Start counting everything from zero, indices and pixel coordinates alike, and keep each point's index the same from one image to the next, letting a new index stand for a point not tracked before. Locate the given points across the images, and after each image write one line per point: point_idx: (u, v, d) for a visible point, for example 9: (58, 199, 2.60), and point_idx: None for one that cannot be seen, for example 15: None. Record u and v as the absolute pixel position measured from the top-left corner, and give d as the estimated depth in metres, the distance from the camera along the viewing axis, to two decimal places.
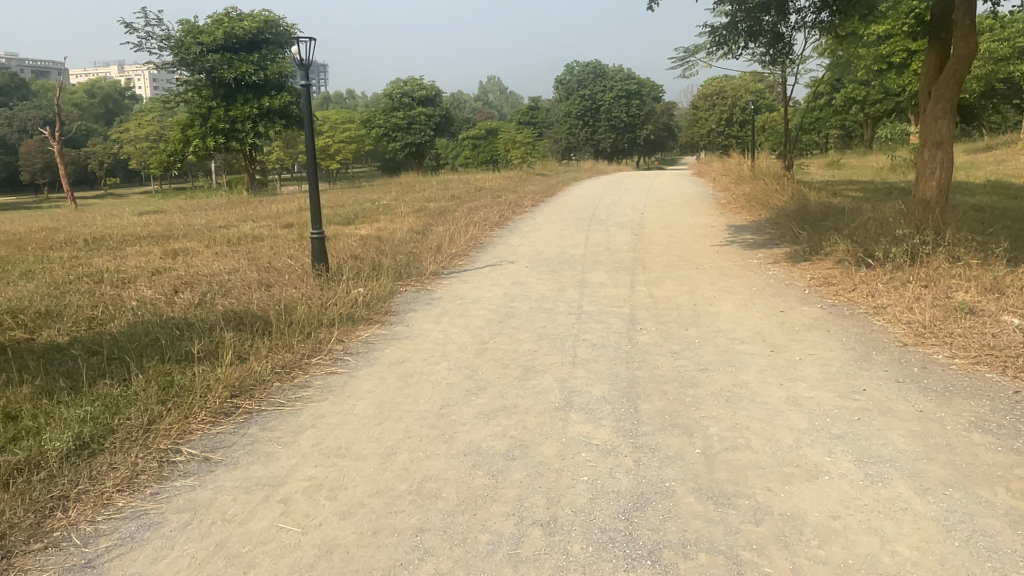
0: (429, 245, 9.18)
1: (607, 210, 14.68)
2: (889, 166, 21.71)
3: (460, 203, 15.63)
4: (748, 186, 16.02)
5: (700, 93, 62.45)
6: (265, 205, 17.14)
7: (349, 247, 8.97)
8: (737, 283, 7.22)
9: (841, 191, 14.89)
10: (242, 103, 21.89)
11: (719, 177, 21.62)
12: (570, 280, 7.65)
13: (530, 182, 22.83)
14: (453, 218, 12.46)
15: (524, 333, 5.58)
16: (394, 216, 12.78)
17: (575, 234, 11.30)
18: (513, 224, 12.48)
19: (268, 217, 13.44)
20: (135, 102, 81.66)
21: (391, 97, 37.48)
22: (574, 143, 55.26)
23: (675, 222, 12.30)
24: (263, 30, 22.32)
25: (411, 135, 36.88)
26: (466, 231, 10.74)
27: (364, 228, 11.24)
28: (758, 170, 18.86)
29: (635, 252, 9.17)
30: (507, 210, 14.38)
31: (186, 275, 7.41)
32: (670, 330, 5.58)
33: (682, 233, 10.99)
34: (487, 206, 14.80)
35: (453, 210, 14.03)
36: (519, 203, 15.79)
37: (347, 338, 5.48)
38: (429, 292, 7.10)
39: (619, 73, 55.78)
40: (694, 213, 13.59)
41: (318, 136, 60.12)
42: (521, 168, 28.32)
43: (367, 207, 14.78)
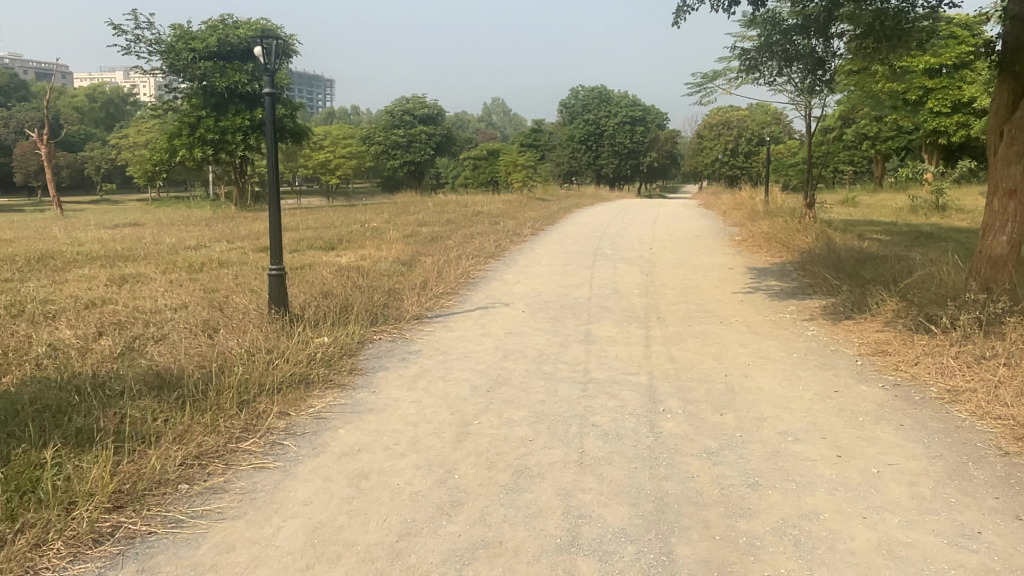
0: (414, 281, 8.04)
1: (613, 242, 13.60)
2: (907, 206, 20.71)
3: (455, 229, 14.56)
4: (763, 223, 14.99)
5: (706, 123, 61.79)
6: (248, 221, 16.08)
7: (324, 280, 7.84)
8: (773, 347, 6.10)
9: (865, 234, 13.86)
10: (233, 113, 20.82)
11: (729, 210, 20.60)
12: (575, 332, 6.52)
13: (530, 208, 21.80)
14: (445, 247, 11.38)
15: (517, 412, 4.44)
16: (381, 242, 11.69)
17: (579, 271, 10.18)
18: (512, 256, 11.36)
19: (243, 236, 12.34)
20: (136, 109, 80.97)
21: (392, 114, 36.56)
22: (577, 168, 54.40)
23: (689, 261, 11.21)
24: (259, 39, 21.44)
25: (410, 153, 35.92)
26: (458, 265, 9.60)
27: (346, 256, 10.14)
28: (772, 206, 17.85)
29: (649, 299, 8.03)
30: (506, 238, 13.31)
31: (121, 311, 6.26)
32: (702, 414, 4.44)
33: (698, 275, 9.90)
34: (484, 234, 13.71)
35: (447, 237, 12.93)
36: (518, 231, 14.72)
37: (294, 410, 4.32)
38: (408, 343, 5.96)
39: (625, 99, 55.06)
40: (708, 251, 12.52)
41: (318, 150, 59.25)
42: (522, 193, 27.31)
43: (355, 229, 13.71)
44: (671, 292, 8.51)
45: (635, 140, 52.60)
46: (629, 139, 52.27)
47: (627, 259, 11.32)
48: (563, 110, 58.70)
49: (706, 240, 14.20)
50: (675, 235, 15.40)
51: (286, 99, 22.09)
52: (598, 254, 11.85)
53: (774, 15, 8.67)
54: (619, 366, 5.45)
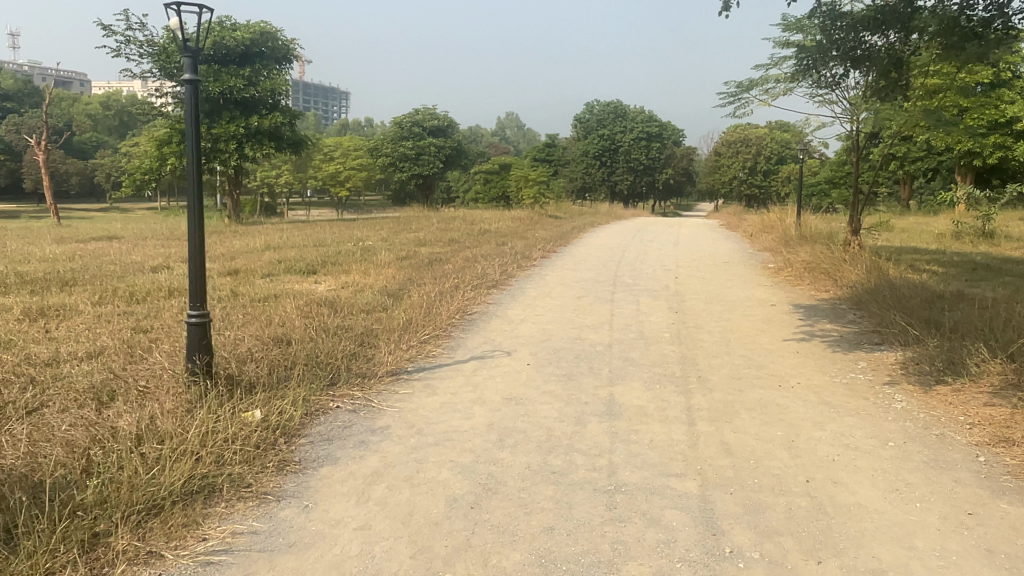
0: (396, 322, 6.59)
1: (634, 269, 12.14)
2: (950, 232, 19.15)
3: (458, 251, 13.16)
4: (800, 250, 13.47)
5: (723, 140, 60.36)
6: (233, 237, 14.75)
7: (286, 318, 6.41)
8: (857, 429, 4.59)
9: (917, 265, 12.32)
10: (227, 120, 19.58)
11: (756, 234, 19.07)
12: (594, 398, 5.04)
13: (541, 226, 20.36)
14: (443, 273, 9.97)
15: (513, 553, 2.95)
16: (371, 266, 10.29)
17: (596, 305, 8.71)
18: (520, 285, 9.92)
19: (217, 256, 10.96)
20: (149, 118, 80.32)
21: (400, 125, 35.27)
22: (591, 184, 53.00)
23: (723, 295, 9.71)
24: (257, 43, 20.26)
25: (419, 166, 34.60)
26: (454, 298, 8.14)
27: (325, 283, 8.74)
28: (805, 230, 16.32)
29: (683, 349, 6.53)
30: (513, 262, 11.87)
31: (7, 363, 4.85)
32: (789, 563, 2.95)
33: (736, 315, 8.40)
34: (488, 257, 12.27)
35: (447, 260, 11.52)
36: (527, 253, 13.31)
37: (171, 548, 2.85)
38: (374, 415, 4.51)
39: (641, 114, 53.71)
40: (743, 282, 11.03)
41: (328, 162, 58.22)
42: (533, 209, 25.92)
43: (346, 249, 12.33)
44: (709, 339, 7.02)
45: (651, 156, 51.18)
46: (645, 155, 50.86)
47: (652, 291, 9.85)
48: (577, 125, 57.37)
49: (737, 269, 12.71)
50: (701, 261, 13.92)
51: (285, 107, 20.86)
52: (618, 284, 10.38)
53: (831, 7, 7.28)
54: (657, 460, 3.98)
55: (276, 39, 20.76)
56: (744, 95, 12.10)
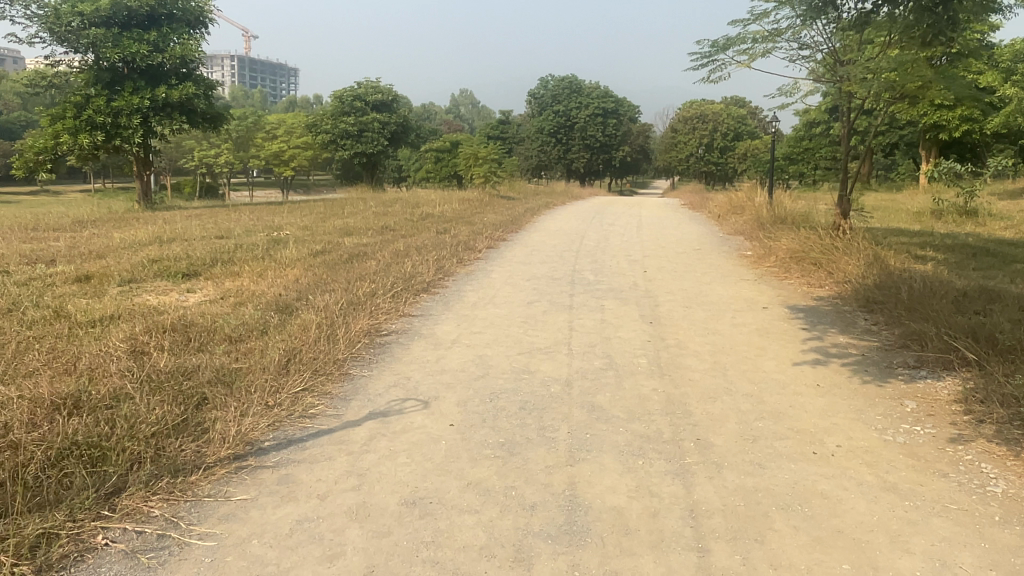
0: (267, 359, 4.68)
1: (593, 262, 10.37)
2: (929, 211, 17.83)
3: (390, 241, 11.19)
4: (781, 236, 11.81)
5: (679, 116, 58.98)
6: (125, 228, 12.52)
7: (101, 359, 4.45)
8: (964, 552, 2.86)
9: (915, 251, 10.75)
10: (130, 91, 17.07)
11: (725, 216, 17.43)
12: (545, 497, 3.21)
13: (491, 209, 18.45)
14: (359, 273, 8.02)
15: None
16: (270, 266, 8.26)
17: (549, 315, 6.90)
18: (455, 287, 8.06)
19: (81, 255, 8.80)
20: None
21: (341, 99, 32.64)
22: (546, 161, 51.08)
23: (704, 296, 7.97)
24: (165, 3, 17.77)
25: (361, 144, 32.24)
26: (362, 312, 6.24)
27: (199, 294, 6.74)
28: (781, 211, 14.70)
29: (667, 389, 4.75)
30: (451, 255, 9.97)
31: None
32: None
33: (725, 325, 6.66)
34: (422, 249, 10.33)
35: (370, 255, 9.58)
36: (470, 243, 11.39)
37: None
38: (165, 563, 2.63)
39: (596, 89, 51.86)
40: (723, 277, 9.31)
41: (271, 141, 55.18)
42: (483, 189, 23.93)
43: (250, 241, 10.26)
44: (699, 368, 5.25)
45: (607, 133, 49.50)
46: (601, 131, 49.07)
47: (617, 292, 8.07)
48: (531, 101, 55.22)
49: (712, 259, 11.01)
50: (669, 248, 12.18)
51: (200, 78, 18.44)
52: (575, 282, 8.59)
53: None
54: None
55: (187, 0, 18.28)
56: (720, 56, 10.35)
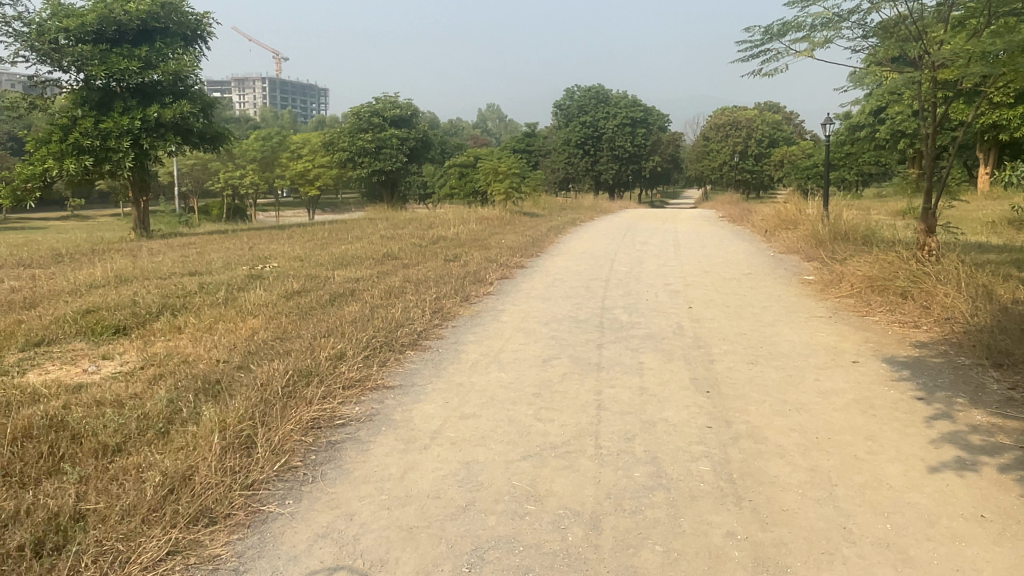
0: (132, 495, 3.09)
1: (627, 295, 8.65)
2: (1005, 220, 15.79)
3: (388, 274, 9.60)
4: (848, 260, 9.97)
5: (711, 124, 56.91)
6: (93, 263, 11.05)
7: None
8: None
9: (1017, 274, 8.86)
10: (120, 111, 15.84)
11: (772, 232, 15.56)
12: None
13: (511, 229, 16.78)
14: (332, 320, 6.41)
15: None
16: (227, 313, 6.70)
17: (571, 381, 5.20)
18: (452, 338, 6.41)
19: (8, 303, 7.31)
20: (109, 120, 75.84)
21: (357, 115, 31.27)
22: (574, 174, 49.32)
23: (771, 345, 6.20)
24: (159, 17, 16.61)
25: (379, 162, 30.87)
26: (313, 387, 4.63)
27: (114, 363, 5.19)
28: (841, 225, 12.82)
29: (752, 536, 3.02)
30: (454, 291, 8.33)
31: None
32: None
33: (810, 395, 4.89)
34: (421, 284, 8.70)
35: (357, 294, 7.98)
36: (481, 273, 9.76)
37: None
38: None
39: (624, 98, 50.14)
40: (788, 315, 7.52)
41: (295, 161, 54.26)
42: (505, 206, 22.27)
43: (222, 278, 8.72)
44: (792, 485, 3.51)
45: (636, 143, 47.69)
46: (630, 141, 47.24)
47: (658, 341, 6.34)
48: (557, 113, 53.59)
49: (769, 288, 9.20)
50: (714, 274, 10.42)
51: (196, 95, 17.20)
52: (605, 327, 6.88)
53: None
54: None
55: (183, 13, 17.13)
56: (773, 45, 8.66)
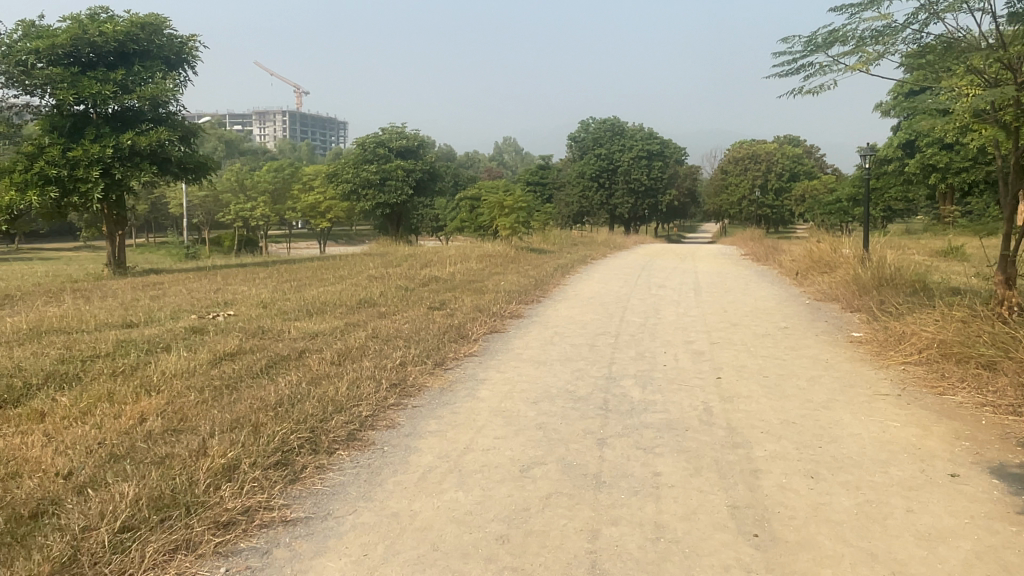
0: None
1: (640, 359, 7.04)
2: None
3: (354, 328, 8.05)
4: (905, 314, 8.35)
5: (729, 156, 55.54)
6: (24, 309, 9.60)
7: None
8: None
9: None
10: (91, 138, 14.65)
11: (805, 276, 13.91)
12: None
13: (513, 268, 15.26)
14: (251, 403, 4.89)
15: None
16: (122, 390, 5.21)
17: (554, 510, 3.61)
18: (408, 425, 4.86)
19: None
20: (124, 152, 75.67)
21: (362, 146, 30.03)
22: (588, 208, 47.84)
23: (832, 445, 4.59)
24: (137, 38, 15.56)
25: (383, 194, 29.61)
26: (165, 531, 3.13)
27: None
28: (887, 270, 11.17)
29: None
30: (426, 352, 6.77)
31: None
32: None
33: (907, 547, 3.28)
34: (387, 341, 7.14)
35: (307, 355, 6.49)
36: (465, 326, 8.19)
37: None
38: None
39: (640, 131, 49.00)
40: (845, 392, 5.89)
41: (305, 194, 53.29)
42: (512, 242, 20.77)
43: (151, 335, 7.24)
44: None
45: (652, 176, 46.33)
46: (646, 174, 45.85)
47: (680, 435, 4.75)
48: (571, 145, 52.38)
49: (813, 351, 7.57)
50: (743, 329, 8.80)
51: (176, 121, 16.04)
52: (610, 410, 5.29)
53: None
54: None
55: (164, 35, 16.10)
56: (817, 57, 7.20)
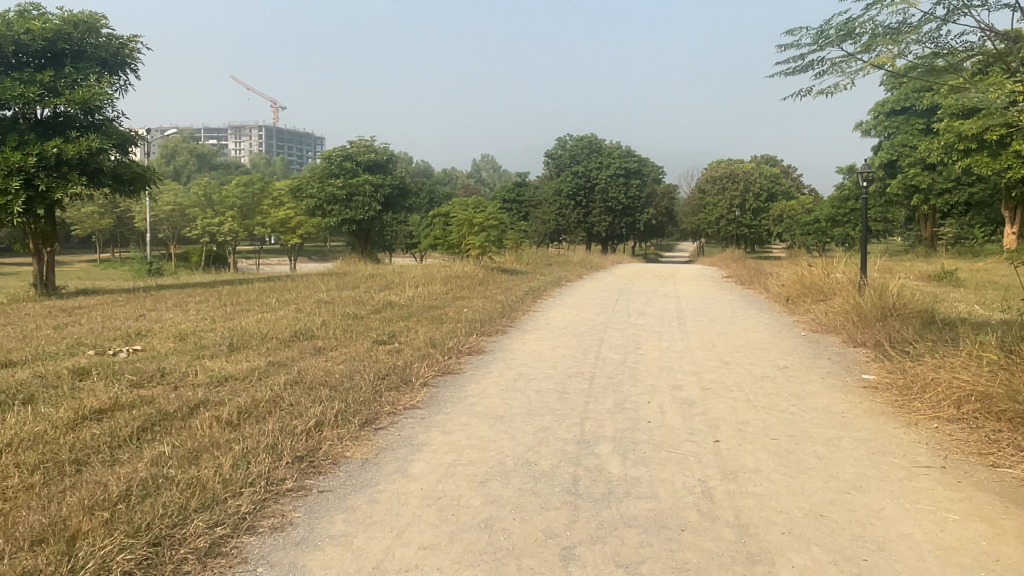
0: None
1: (619, 412, 5.78)
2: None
3: (277, 369, 6.70)
4: (925, 356, 7.20)
5: (707, 175, 54.94)
6: None
7: None
8: None
9: None
10: (13, 145, 13.21)
11: (796, 304, 12.79)
12: None
13: (480, 291, 13.96)
14: (85, 496, 3.57)
15: None
16: None
17: None
18: (301, 525, 3.55)
19: None
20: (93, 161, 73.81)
21: (329, 159, 28.68)
22: (564, 227, 46.70)
23: (884, 561, 3.34)
24: (70, 37, 14.20)
25: (350, 210, 28.26)
26: None
27: None
28: (891, 299, 10.06)
29: None
30: (354, 403, 5.45)
31: None
32: None
33: None
34: (310, 389, 5.82)
35: (202, 411, 5.14)
36: (411, 365, 6.88)
37: None
38: None
39: (617, 149, 48.21)
40: (876, 464, 4.67)
41: (274, 209, 51.64)
42: (481, 262, 19.50)
43: (16, 382, 5.83)
44: None
45: (630, 195, 45.50)
46: (623, 193, 44.95)
47: (675, 541, 3.48)
48: (548, 162, 51.40)
49: (823, 400, 6.35)
50: (738, 370, 7.56)
51: (112, 128, 14.67)
52: (579, 496, 4.01)
53: None
54: None
55: (101, 35, 14.77)
56: (827, 53, 6.05)
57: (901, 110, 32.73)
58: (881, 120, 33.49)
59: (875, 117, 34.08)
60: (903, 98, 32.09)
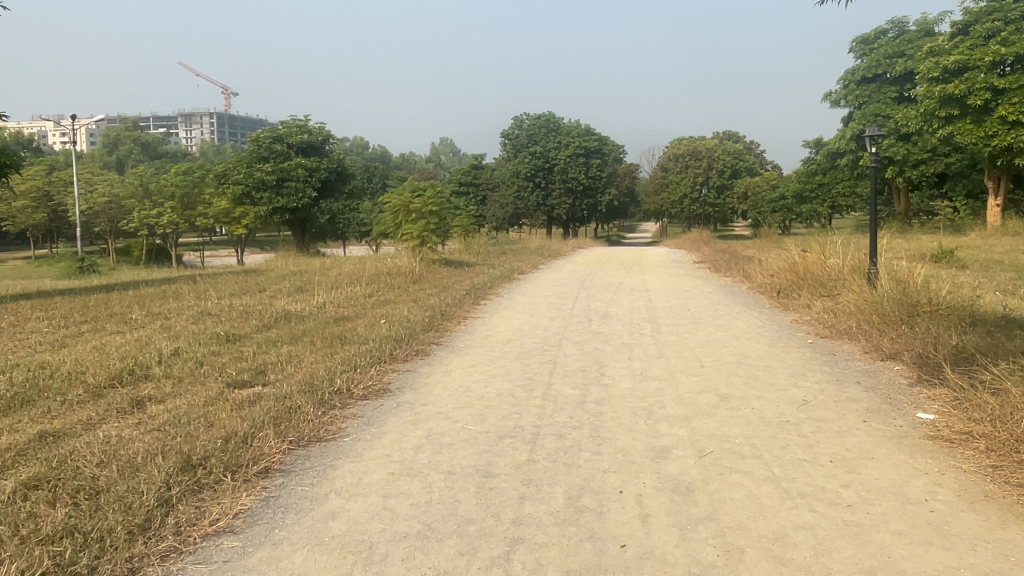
0: None
1: (572, 521, 3.46)
2: None
3: (37, 452, 4.26)
4: (1009, 383, 5.04)
5: (668, 153, 53.12)
6: None
7: None
8: None
9: None
10: None
11: (789, 298, 10.65)
12: None
13: (411, 291, 11.57)
14: None
15: None
16: None
17: None
18: None
19: None
20: (26, 149, 69.39)
21: (256, 142, 25.82)
22: (523, 210, 44.25)
23: None
24: None
25: (282, 197, 25.57)
26: None
27: None
28: (919, 294, 7.92)
29: None
30: (96, 544, 3.07)
31: None
32: None
33: None
34: (42, 509, 3.43)
35: None
36: (255, 431, 4.49)
37: None
38: None
39: (576, 127, 45.96)
40: None
41: (215, 198, 48.27)
42: (421, 252, 17.09)
43: None
44: None
45: (590, 174, 43.34)
46: (583, 172, 42.74)
47: None
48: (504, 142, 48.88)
49: (887, 473, 4.12)
50: (746, 410, 5.29)
51: None
52: None
53: None
54: None
55: None
56: None
57: (872, 78, 30.98)
58: (850, 90, 31.70)
59: (844, 86, 32.32)
60: (874, 65, 30.35)
